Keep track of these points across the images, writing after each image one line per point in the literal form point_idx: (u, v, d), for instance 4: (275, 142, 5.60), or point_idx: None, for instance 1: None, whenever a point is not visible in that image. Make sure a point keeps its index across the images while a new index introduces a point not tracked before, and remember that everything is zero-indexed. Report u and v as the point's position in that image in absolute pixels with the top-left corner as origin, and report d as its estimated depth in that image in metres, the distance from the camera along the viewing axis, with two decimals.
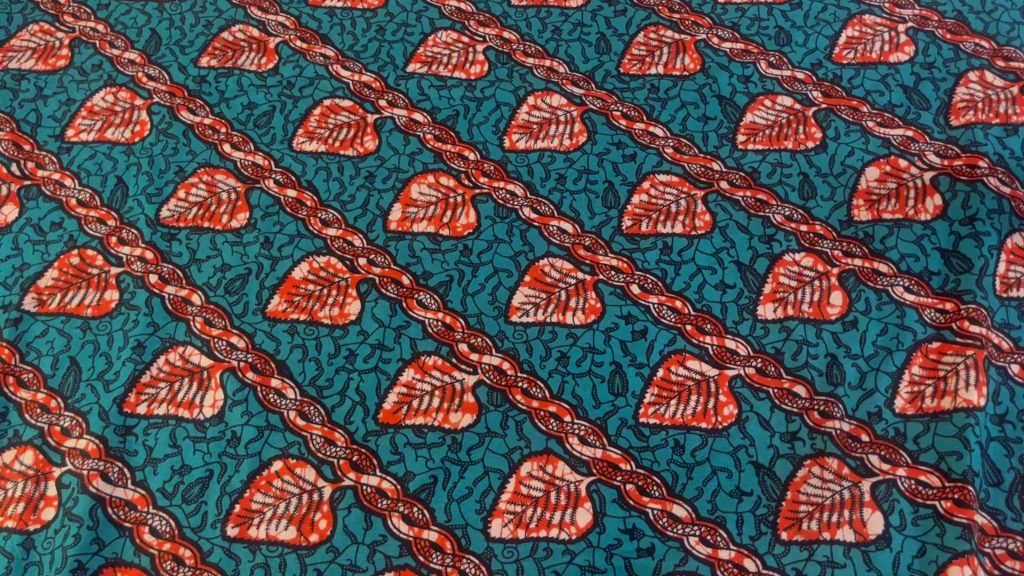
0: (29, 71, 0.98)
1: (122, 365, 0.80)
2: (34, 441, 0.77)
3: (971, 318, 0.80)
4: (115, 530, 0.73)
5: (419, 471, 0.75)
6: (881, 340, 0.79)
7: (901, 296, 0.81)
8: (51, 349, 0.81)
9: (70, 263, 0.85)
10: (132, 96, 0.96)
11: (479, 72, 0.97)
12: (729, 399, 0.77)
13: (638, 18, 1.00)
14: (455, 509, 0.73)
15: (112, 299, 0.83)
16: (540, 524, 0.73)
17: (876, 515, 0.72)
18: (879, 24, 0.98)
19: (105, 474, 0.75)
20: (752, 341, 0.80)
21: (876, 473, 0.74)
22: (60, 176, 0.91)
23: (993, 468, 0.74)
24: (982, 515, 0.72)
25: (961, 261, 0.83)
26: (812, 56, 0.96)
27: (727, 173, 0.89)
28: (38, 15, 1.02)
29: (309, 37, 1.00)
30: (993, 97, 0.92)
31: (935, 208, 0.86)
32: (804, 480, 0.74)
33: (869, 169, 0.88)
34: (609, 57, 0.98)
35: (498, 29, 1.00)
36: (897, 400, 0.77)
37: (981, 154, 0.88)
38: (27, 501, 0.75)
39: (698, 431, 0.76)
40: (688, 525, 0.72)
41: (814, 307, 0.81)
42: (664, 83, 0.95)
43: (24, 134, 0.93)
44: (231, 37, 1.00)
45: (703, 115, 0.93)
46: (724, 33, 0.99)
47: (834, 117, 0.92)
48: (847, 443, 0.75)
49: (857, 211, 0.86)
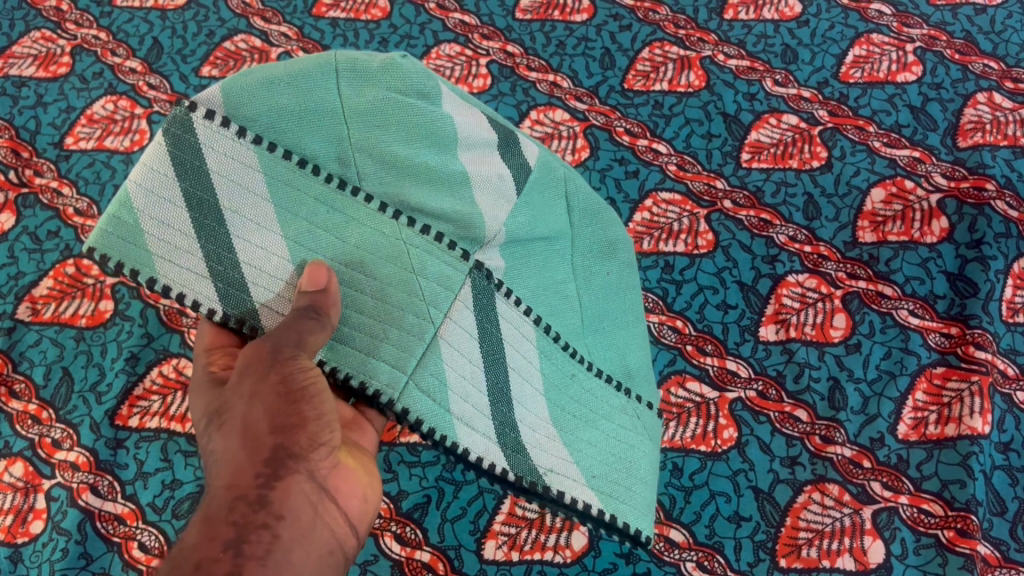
0: (30, 78, 0.98)
1: (115, 376, 0.79)
2: (25, 453, 0.76)
3: (977, 343, 0.79)
4: (104, 545, 0.72)
5: (413, 490, 0.74)
6: (884, 364, 0.78)
7: (906, 320, 0.80)
8: (44, 359, 0.80)
9: (66, 272, 0.85)
10: (132, 105, 0.95)
11: (482, 85, 0.96)
12: (729, 421, 0.76)
13: (643, 33, 1.00)
14: (448, 529, 0.72)
15: (107, 309, 0.83)
16: (534, 546, 0.71)
17: (877, 543, 0.71)
18: (887, 44, 0.97)
19: (95, 488, 0.74)
20: (754, 363, 0.79)
21: (877, 500, 0.72)
22: (58, 184, 0.90)
23: (996, 497, 0.73)
24: (985, 545, 0.71)
25: (967, 285, 0.82)
26: (819, 74, 0.96)
27: (731, 191, 0.88)
28: (40, 22, 1.03)
29: (311, 48, 1.00)
30: (1001, 119, 0.91)
31: (941, 231, 0.85)
32: (804, 506, 0.72)
33: (875, 190, 0.87)
34: (613, 73, 0.97)
35: (502, 42, 0.99)
36: (900, 426, 0.75)
37: (988, 176, 0.87)
38: (16, 513, 0.74)
39: (697, 454, 0.75)
40: (686, 550, 0.71)
41: (817, 329, 0.80)
42: (668, 99, 0.95)
43: (23, 141, 0.93)
44: (233, 47, 1.00)
45: (707, 132, 0.92)
46: (730, 50, 0.98)
47: (840, 136, 0.91)
48: (848, 468, 0.74)
49: (862, 232, 0.85)
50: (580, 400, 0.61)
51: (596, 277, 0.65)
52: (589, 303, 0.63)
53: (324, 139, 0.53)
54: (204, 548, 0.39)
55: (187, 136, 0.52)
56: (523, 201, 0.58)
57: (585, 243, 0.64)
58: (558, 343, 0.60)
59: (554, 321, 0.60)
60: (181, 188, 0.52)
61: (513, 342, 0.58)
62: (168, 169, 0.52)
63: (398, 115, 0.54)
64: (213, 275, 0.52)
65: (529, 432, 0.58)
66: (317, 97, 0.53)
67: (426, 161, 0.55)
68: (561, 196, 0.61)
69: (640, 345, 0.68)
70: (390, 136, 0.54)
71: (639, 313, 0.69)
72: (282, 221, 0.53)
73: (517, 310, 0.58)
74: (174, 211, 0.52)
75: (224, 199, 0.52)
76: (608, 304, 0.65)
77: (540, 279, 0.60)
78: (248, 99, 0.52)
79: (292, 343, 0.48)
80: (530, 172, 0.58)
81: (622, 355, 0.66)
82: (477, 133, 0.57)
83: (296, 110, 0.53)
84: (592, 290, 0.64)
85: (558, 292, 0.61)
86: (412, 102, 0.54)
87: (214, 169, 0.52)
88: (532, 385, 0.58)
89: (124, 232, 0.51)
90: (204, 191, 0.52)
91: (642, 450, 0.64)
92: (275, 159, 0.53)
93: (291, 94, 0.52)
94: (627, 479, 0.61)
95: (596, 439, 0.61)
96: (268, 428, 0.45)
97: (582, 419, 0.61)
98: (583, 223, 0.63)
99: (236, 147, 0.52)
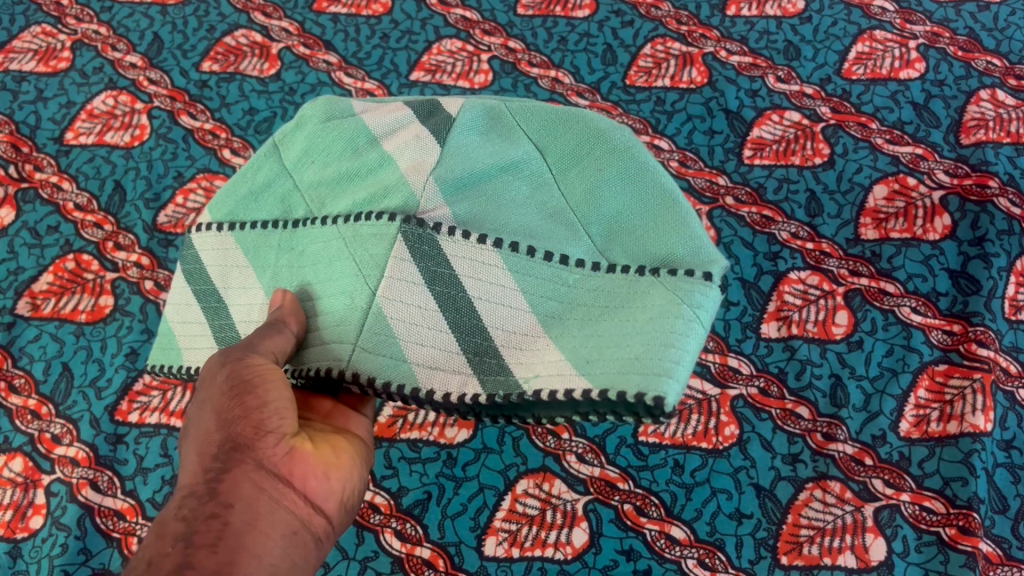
0: (30, 73, 0.98)
1: (115, 372, 0.79)
2: (25, 448, 0.76)
3: (979, 341, 0.78)
4: (104, 541, 0.72)
5: (413, 486, 0.73)
6: (887, 361, 0.78)
7: (908, 317, 0.80)
8: (44, 354, 0.80)
9: (66, 268, 0.85)
10: (133, 100, 0.95)
11: (484, 81, 0.96)
12: (731, 418, 0.76)
13: (645, 30, 0.99)
14: (448, 525, 0.72)
15: (107, 305, 0.82)
16: (535, 543, 0.71)
17: (879, 541, 0.70)
18: (890, 40, 0.97)
19: (95, 483, 0.74)
20: (755, 360, 0.78)
21: (879, 497, 0.72)
22: (58, 179, 0.90)
23: (999, 495, 0.73)
24: (987, 543, 0.70)
25: (970, 283, 0.81)
26: (821, 71, 0.95)
27: (733, 188, 0.88)
28: (40, 17, 1.02)
29: (312, 43, 0.99)
30: (1004, 116, 0.91)
31: (944, 228, 0.84)
32: (805, 503, 0.72)
33: (877, 187, 0.87)
34: (615, 69, 0.97)
35: (503, 38, 0.99)
36: (902, 423, 0.75)
37: (991, 173, 0.87)
38: (15, 508, 0.74)
39: (698, 451, 0.74)
40: (687, 548, 0.71)
41: (819, 327, 0.80)
42: (670, 95, 0.94)
43: (24, 137, 0.93)
44: (234, 42, 1.00)
45: (709, 129, 0.92)
46: (732, 46, 0.98)
47: (843, 133, 0.91)
48: (850, 466, 0.73)
49: (864, 229, 0.85)
50: (574, 299, 0.52)
51: (595, 177, 0.56)
52: (588, 209, 0.55)
53: (274, 202, 0.61)
54: (156, 545, 0.42)
55: (188, 250, 0.63)
56: (449, 146, 0.56)
57: (565, 154, 0.57)
58: (536, 254, 0.53)
59: (532, 238, 0.54)
60: (191, 289, 0.63)
61: (471, 272, 0.53)
62: (180, 282, 0.63)
63: (323, 152, 0.60)
64: (219, 343, 0.60)
65: (508, 355, 0.52)
66: (262, 176, 0.63)
67: (346, 169, 0.58)
68: (513, 131, 0.59)
69: (680, 222, 0.54)
70: (320, 163, 0.60)
71: (674, 192, 0.56)
72: (258, 269, 0.60)
73: (468, 242, 0.53)
74: (191, 309, 0.62)
75: (218, 281, 0.61)
76: (616, 197, 0.55)
77: (505, 201, 0.55)
78: (220, 205, 0.64)
79: (244, 346, 0.51)
80: (453, 121, 0.58)
81: (648, 242, 0.53)
82: (388, 121, 0.60)
83: (251, 192, 0.62)
84: (588, 192, 0.56)
85: (540, 213, 0.55)
86: (327, 128, 0.61)
87: (208, 263, 0.62)
88: (506, 305, 0.52)
89: (166, 343, 0.63)
90: (201, 283, 0.62)
91: (665, 313, 0.48)
92: (243, 228, 0.62)
93: (244, 179, 0.63)
94: (635, 347, 0.47)
95: (602, 329, 0.50)
96: (215, 426, 0.47)
97: (578, 319, 0.51)
98: (551, 138, 0.58)
99: (218, 240, 0.62)
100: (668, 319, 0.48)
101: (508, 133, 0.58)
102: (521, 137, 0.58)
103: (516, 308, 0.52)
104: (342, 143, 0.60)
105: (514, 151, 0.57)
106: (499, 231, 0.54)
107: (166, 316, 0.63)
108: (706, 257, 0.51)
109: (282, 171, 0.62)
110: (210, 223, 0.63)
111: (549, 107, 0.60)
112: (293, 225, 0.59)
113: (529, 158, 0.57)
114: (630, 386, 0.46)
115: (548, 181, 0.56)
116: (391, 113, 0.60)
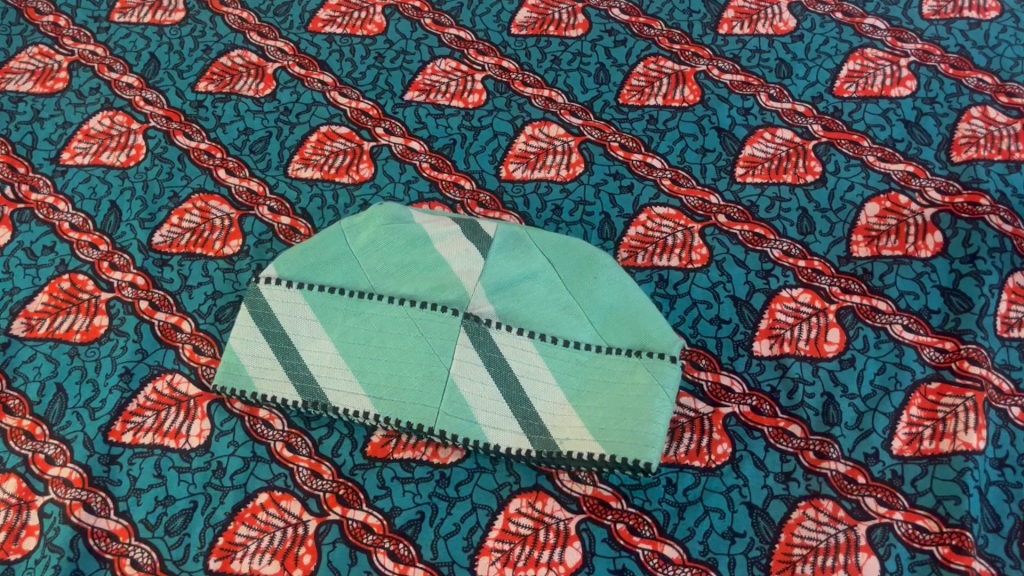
0: (27, 93, 0.99)
1: (109, 392, 0.79)
2: (18, 469, 0.76)
3: (971, 359, 0.79)
4: (96, 562, 0.72)
5: (407, 507, 0.73)
6: (879, 379, 0.78)
7: (900, 335, 0.80)
8: (38, 375, 0.80)
9: (61, 288, 0.85)
10: (129, 120, 0.96)
11: (478, 101, 0.96)
12: (723, 437, 0.76)
13: (638, 48, 1.00)
14: (442, 545, 0.72)
15: (101, 325, 0.83)
16: (528, 563, 0.71)
17: (871, 560, 0.70)
18: (880, 58, 0.98)
19: (88, 504, 0.74)
20: (747, 378, 0.79)
21: (872, 516, 0.72)
22: (54, 200, 0.90)
23: (991, 513, 0.73)
24: (981, 562, 0.70)
25: (961, 300, 0.82)
26: (813, 89, 0.96)
27: (726, 206, 0.88)
28: (37, 37, 1.03)
29: (307, 63, 1.00)
30: (995, 133, 0.92)
31: (936, 245, 0.85)
32: (798, 522, 0.72)
33: (869, 205, 0.88)
34: (608, 88, 0.97)
35: (497, 58, 1.00)
36: (894, 441, 0.75)
37: (982, 191, 0.88)
38: (8, 530, 0.74)
39: (691, 470, 0.75)
40: (679, 567, 0.70)
41: (810, 345, 0.80)
42: (663, 114, 0.95)
43: (20, 157, 0.94)
44: (229, 62, 1.00)
45: (701, 147, 0.92)
46: (724, 65, 0.98)
47: (834, 151, 0.91)
48: (843, 484, 0.73)
49: (856, 247, 0.85)
50: (587, 377, 0.76)
51: (591, 282, 0.80)
52: (588, 303, 0.79)
53: (338, 274, 0.80)
54: None
55: (253, 294, 0.80)
56: (488, 261, 0.80)
57: (569, 266, 0.81)
58: (558, 341, 0.77)
59: (552, 328, 0.78)
60: (261, 331, 0.79)
61: (511, 348, 0.77)
62: (250, 322, 0.79)
63: (386, 246, 0.81)
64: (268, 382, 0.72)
65: (541, 408, 0.75)
66: (327, 250, 0.81)
67: (409, 263, 0.80)
68: (531, 247, 0.81)
69: (657, 321, 0.78)
70: (385, 252, 0.81)
71: (653, 305, 0.80)
72: (325, 324, 0.78)
73: (511, 333, 0.77)
74: (262, 349, 0.78)
75: (288, 327, 0.78)
76: (611, 300, 0.79)
77: (531, 301, 0.79)
78: (287, 266, 0.81)
79: None
80: (491, 242, 0.80)
81: (638, 335, 0.78)
82: (442, 231, 0.81)
83: (316, 261, 0.81)
84: (587, 291, 0.80)
85: (553, 312, 0.79)
86: (390, 228, 0.81)
87: (277, 312, 0.79)
88: (540, 380, 0.76)
89: (233, 370, 0.78)
90: (271, 327, 0.78)
91: (651, 396, 0.74)
92: (310, 289, 0.80)
93: (313, 251, 0.81)
94: (632, 424, 0.73)
95: (605, 402, 0.75)
96: None
97: (590, 391, 0.76)
98: (561, 255, 0.81)
99: (283, 293, 0.80)
100: (654, 400, 0.74)
101: (529, 248, 0.81)
102: (537, 252, 0.81)
103: (547, 383, 0.76)
104: (403, 241, 0.81)
105: (534, 265, 0.80)
106: (526, 324, 0.78)
107: (233, 346, 0.79)
108: (671, 347, 0.76)
109: (347, 252, 0.81)
110: (278, 278, 0.80)
111: (558, 233, 0.83)
112: (355, 295, 0.79)
113: (545, 270, 0.80)
114: (630, 452, 0.72)
115: (559, 285, 0.80)
116: (442, 227, 0.82)
